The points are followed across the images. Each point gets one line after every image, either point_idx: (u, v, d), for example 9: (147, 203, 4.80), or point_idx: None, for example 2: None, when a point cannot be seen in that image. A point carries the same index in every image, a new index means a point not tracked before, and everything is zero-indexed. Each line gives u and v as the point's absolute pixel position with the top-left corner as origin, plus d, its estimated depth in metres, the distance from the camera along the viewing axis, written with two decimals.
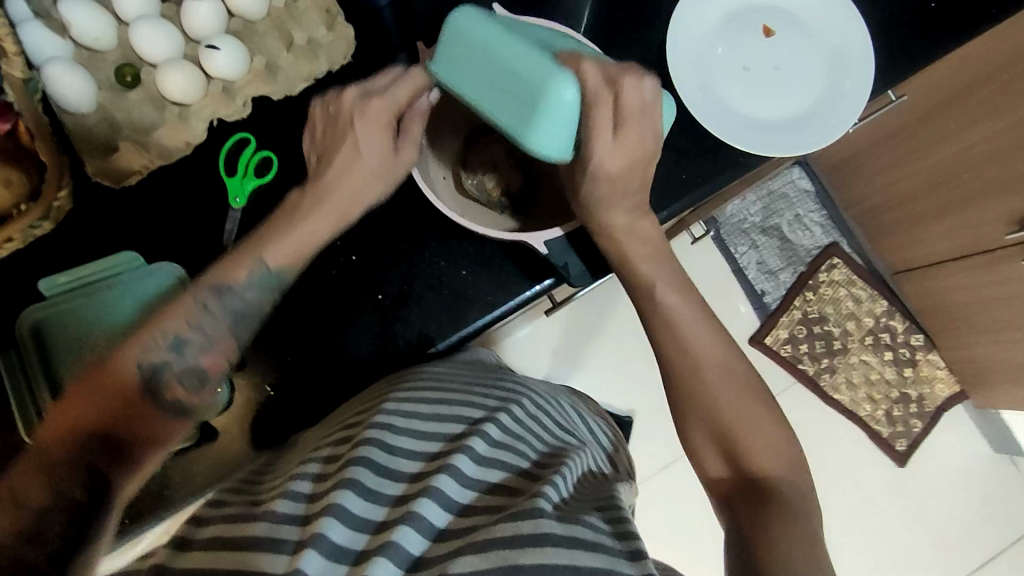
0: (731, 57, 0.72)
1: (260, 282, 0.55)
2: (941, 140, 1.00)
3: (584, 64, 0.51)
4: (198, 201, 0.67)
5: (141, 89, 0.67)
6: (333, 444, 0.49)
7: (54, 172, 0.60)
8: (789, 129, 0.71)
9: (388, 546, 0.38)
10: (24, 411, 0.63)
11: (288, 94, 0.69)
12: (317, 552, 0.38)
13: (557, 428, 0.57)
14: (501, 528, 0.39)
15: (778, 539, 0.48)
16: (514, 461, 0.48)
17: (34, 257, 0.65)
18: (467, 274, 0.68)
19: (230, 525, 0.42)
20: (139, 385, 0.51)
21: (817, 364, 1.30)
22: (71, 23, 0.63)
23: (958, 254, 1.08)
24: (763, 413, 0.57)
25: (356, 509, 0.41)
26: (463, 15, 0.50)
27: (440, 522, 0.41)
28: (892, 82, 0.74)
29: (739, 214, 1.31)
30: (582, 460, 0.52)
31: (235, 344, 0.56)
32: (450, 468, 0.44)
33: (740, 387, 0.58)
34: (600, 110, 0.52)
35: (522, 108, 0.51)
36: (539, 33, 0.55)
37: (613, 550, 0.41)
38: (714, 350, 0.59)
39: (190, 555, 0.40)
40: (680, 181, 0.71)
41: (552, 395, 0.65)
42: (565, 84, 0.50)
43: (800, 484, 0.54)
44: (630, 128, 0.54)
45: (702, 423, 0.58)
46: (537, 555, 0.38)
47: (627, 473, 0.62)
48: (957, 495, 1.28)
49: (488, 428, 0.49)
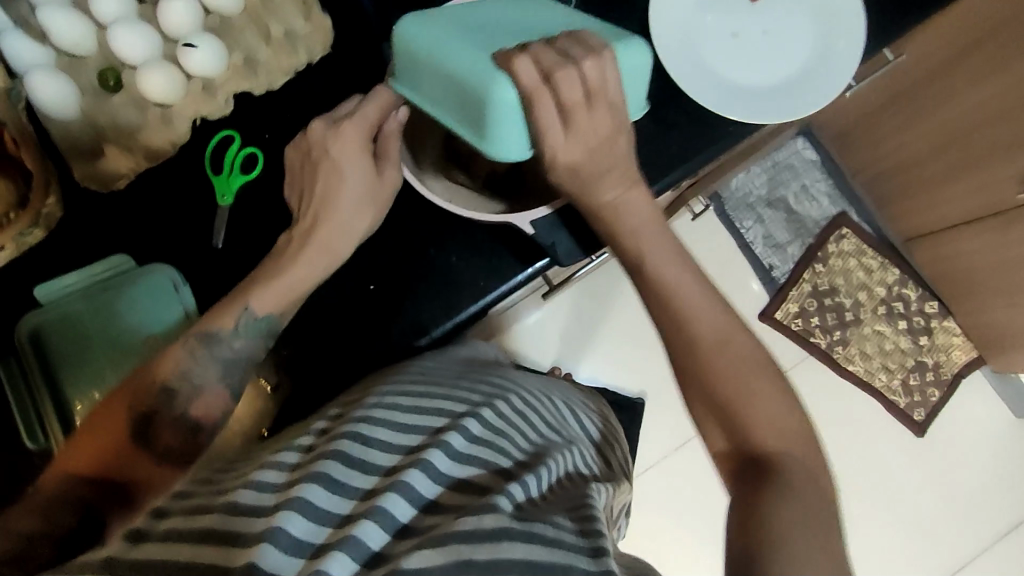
0: (719, 24, 0.71)
1: (251, 328, 0.58)
2: (948, 100, 0.97)
3: (517, 58, 0.51)
4: (188, 201, 0.68)
5: (124, 93, 0.67)
6: (311, 438, 0.50)
7: (40, 180, 0.60)
8: (782, 94, 0.69)
9: (347, 540, 0.38)
10: (24, 418, 0.64)
11: (269, 90, 0.69)
12: (273, 547, 0.37)
13: (540, 420, 0.58)
14: (462, 522, 0.40)
15: (775, 512, 0.48)
16: (491, 457, 0.48)
17: (30, 265, 0.66)
18: (457, 260, 0.68)
19: (188, 517, 0.41)
20: (136, 429, 0.54)
21: (829, 337, 1.27)
22: (49, 29, 0.63)
23: (970, 217, 1.06)
24: (764, 380, 0.56)
25: (320, 502, 0.41)
26: (405, 25, 0.55)
27: (405, 517, 0.41)
28: (886, 40, 0.72)
29: (743, 188, 1.29)
30: (561, 460, 0.53)
31: (229, 394, 0.58)
32: (423, 462, 0.45)
33: (738, 359, 0.56)
34: (542, 104, 0.52)
35: (470, 113, 0.54)
36: (493, 22, 0.57)
37: (574, 547, 0.42)
38: (706, 319, 0.57)
39: (143, 547, 0.39)
40: (670, 153, 0.70)
41: (542, 392, 0.66)
42: (495, 88, 0.51)
43: (802, 455, 0.53)
44: (580, 112, 0.54)
45: (702, 399, 0.57)
46: (492, 550, 0.39)
47: (621, 468, 0.67)
48: (980, 462, 1.27)
49: (468, 423, 0.50)
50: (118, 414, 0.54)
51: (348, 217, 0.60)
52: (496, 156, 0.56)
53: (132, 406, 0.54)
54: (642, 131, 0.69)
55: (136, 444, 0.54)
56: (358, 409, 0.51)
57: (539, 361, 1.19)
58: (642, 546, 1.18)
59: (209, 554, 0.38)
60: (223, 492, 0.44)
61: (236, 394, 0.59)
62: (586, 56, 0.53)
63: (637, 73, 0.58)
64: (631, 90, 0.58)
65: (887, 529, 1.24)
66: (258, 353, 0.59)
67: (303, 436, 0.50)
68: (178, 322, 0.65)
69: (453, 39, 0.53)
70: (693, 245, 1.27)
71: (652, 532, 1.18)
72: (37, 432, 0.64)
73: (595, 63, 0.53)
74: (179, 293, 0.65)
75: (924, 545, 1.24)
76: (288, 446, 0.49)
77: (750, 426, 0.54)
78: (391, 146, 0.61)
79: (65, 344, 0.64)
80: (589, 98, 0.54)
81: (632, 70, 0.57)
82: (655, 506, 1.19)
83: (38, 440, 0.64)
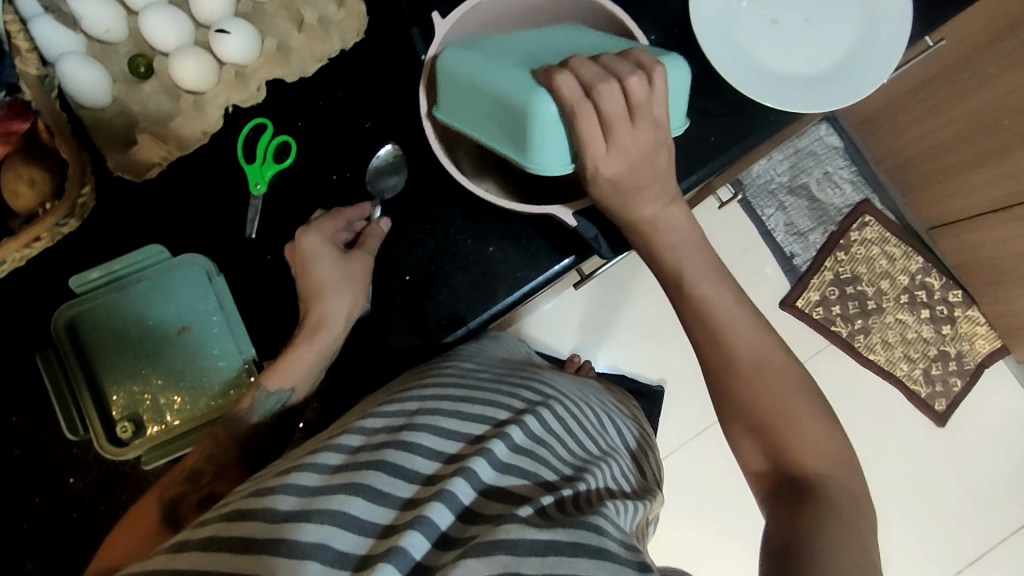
0: (759, 11, 0.69)
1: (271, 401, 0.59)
2: (978, 87, 0.95)
3: (561, 74, 0.50)
4: (221, 190, 0.67)
5: (155, 80, 0.66)
6: (355, 438, 0.48)
7: (77, 169, 0.59)
8: (823, 82, 0.68)
9: (394, 551, 0.38)
10: (67, 416, 0.64)
11: (302, 76, 0.68)
12: (316, 562, 0.37)
13: (579, 429, 0.57)
14: (505, 529, 0.40)
15: (818, 530, 0.46)
16: (531, 467, 0.48)
17: (67, 253, 0.66)
18: (494, 250, 0.67)
19: (226, 523, 0.40)
20: (163, 513, 0.52)
21: (851, 325, 1.27)
22: (80, 16, 0.62)
23: (996, 206, 1.04)
24: (801, 403, 0.54)
25: (362, 514, 0.40)
26: (448, 54, 0.55)
27: (447, 525, 0.41)
28: (929, 27, 0.70)
29: (766, 174, 1.29)
30: (599, 472, 0.52)
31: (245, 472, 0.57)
32: (466, 471, 0.44)
33: (773, 378, 0.55)
34: (585, 119, 0.51)
35: (510, 130, 0.53)
36: (535, 51, 0.57)
37: (621, 559, 0.42)
38: (738, 336, 0.57)
39: (184, 555, 0.39)
40: (708, 144, 0.68)
41: (578, 396, 0.64)
42: (542, 99, 0.50)
43: (845, 481, 0.51)
44: (623, 128, 0.53)
45: (736, 415, 0.56)
46: (538, 562, 0.39)
47: (655, 480, 0.65)
48: (1001, 453, 1.25)
49: (512, 431, 0.49)
50: (147, 509, 0.53)
51: (340, 294, 0.60)
52: (538, 173, 0.54)
53: (159, 496, 0.54)
54: None
55: (160, 527, 0.51)
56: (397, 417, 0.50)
57: (556, 348, 1.19)
58: (662, 534, 1.18)
59: (248, 564, 0.37)
60: (258, 493, 0.42)
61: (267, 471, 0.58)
62: (632, 72, 0.52)
63: (679, 90, 0.56)
64: (677, 98, 0.57)
65: (905, 520, 1.24)
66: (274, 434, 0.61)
67: (345, 434, 0.48)
68: (216, 314, 0.65)
69: (499, 63, 0.53)
70: (715, 231, 1.27)
71: (671, 519, 1.18)
72: (76, 424, 0.64)
73: (640, 79, 0.52)
74: (214, 283, 0.65)
75: (942, 535, 1.24)
76: (327, 443, 0.47)
77: (792, 448, 0.52)
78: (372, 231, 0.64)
79: (104, 338, 0.65)
80: (631, 112, 0.53)
81: (675, 90, 0.56)
82: (674, 495, 1.19)
83: (79, 433, 0.65)
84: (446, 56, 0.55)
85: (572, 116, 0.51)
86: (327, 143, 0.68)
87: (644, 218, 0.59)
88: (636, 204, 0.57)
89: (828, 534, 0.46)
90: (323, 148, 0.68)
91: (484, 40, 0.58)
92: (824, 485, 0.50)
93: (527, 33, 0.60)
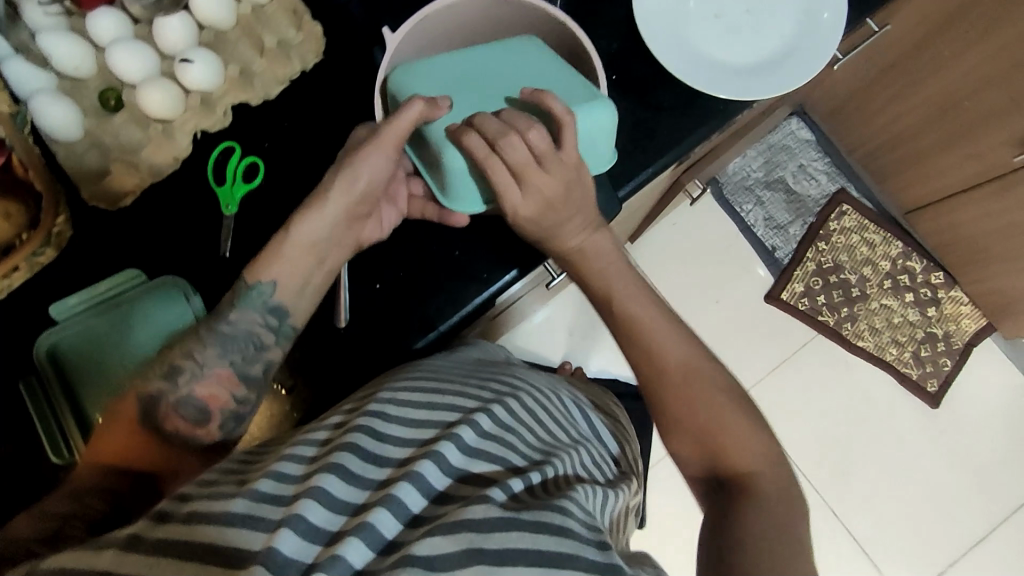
0: (702, 8, 0.72)
1: (258, 296, 0.56)
2: (933, 72, 0.98)
3: (468, 136, 0.53)
4: (193, 213, 0.69)
5: (125, 112, 0.69)
6: (325, 433, 0.49)
7: (50, 201, 0.62)
8: (770, 69, 0.70)
9: (362, 527, 0.39)
10: (54, 445, 0.63)
11: (266, 100, 0.71)
12: (292, 531, 0.38)
13: (549, 420, 0.58)
14: (470, 510, 0.41)
15: (746, 527, 0.48)
16: (499, 452, 0.49)
17: (44, 284, 0.68)
18: (459, 254, 0.69)
19: (210, 500, 0.41)
20: (141, 415, 0.53)
21: (838, 314, 1.28)
22: (50, 54, 0.65)
23: (966, 186, 1.06)
24: (728, 404, 0.56)
25: (336, 491, 0.41)
26: (396, 79, 0.60)
27: (416, 507, 0.42)
28: (869, 10, 0.72)
29: (741, 171, 1.31)
30: (567, 459, 0.53)
31: (234, 374, 0.55)
32: (434, 453, 0.45)
33: (702, 389, 0.56)
34: (496, 171, 0.54)
35: (437, 171, 0.59)
36: (478, 80, 0.60)
37: (582, 538, 0.43)
38: (668, 349, 0.58)
39: (167, 525, 0.39)
40: (662, 136, 0.70)
41: (550, 389, 0.65)
42: (452, 154, 0.56)
43: (780, 480, 0.52)
44: (532, 174, 0.54)
45: (676, 428, 0.57)
46: (502, 538, 0.40)
47: (630, 471, 0.66)
48: (998, 430, 1.25)
49: (480, 419, 0.50)
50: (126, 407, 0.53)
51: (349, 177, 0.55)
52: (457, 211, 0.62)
53: (137, 392, 0.54)
54: (633, 115, 0.70)
55: (146, 430, 0.53)
56: (368, 403, 0.51)
57: (546, 356, 1.21)
58: (664, 535, 1.18)
59: (231, 539, 0.38)
60: (242, 481, 0.43)
61: (248, 373, 0.56)
62: (531, 125, 0.54)
63: (602, 131, 0.59)
64: (596, 137, 0.59)
65: (909, 506, 1.23)
66: (256, 332, 0.56)
67: (315, 430, 0.49)
68: None
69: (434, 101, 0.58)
70: (692, 231, 1.30)
71: (666, 518, 1.18)
72: (60, 448, 0.63)
73: (540, 132, 0.53)
74: (191, 302, 0.65)
75: (948, 519, 1.23)
76: (306, 437, 0.49)
77: (727, 452, 0.54)
78: (366, 159, 0.55)
79: (83, 364, 0.64)
80: (539, 161, 0.54)
81: (598, 130, 0.59)
82: (668, 494, 1.19)
83: (64, 456, 0.62)
84: (394, 84, 0.60)
85: (502, 146, 0.53)
86: (294, 161, 0.70)
87: (576, 243, 0.60)
88: (553, 239, 0.59)
89: (753, 525, 0.48)
90: (291, 166, 0.70)
91: (433, 59, 0.61)
92: (761, 482, 0.52)
93: (476, 53, 0.61)
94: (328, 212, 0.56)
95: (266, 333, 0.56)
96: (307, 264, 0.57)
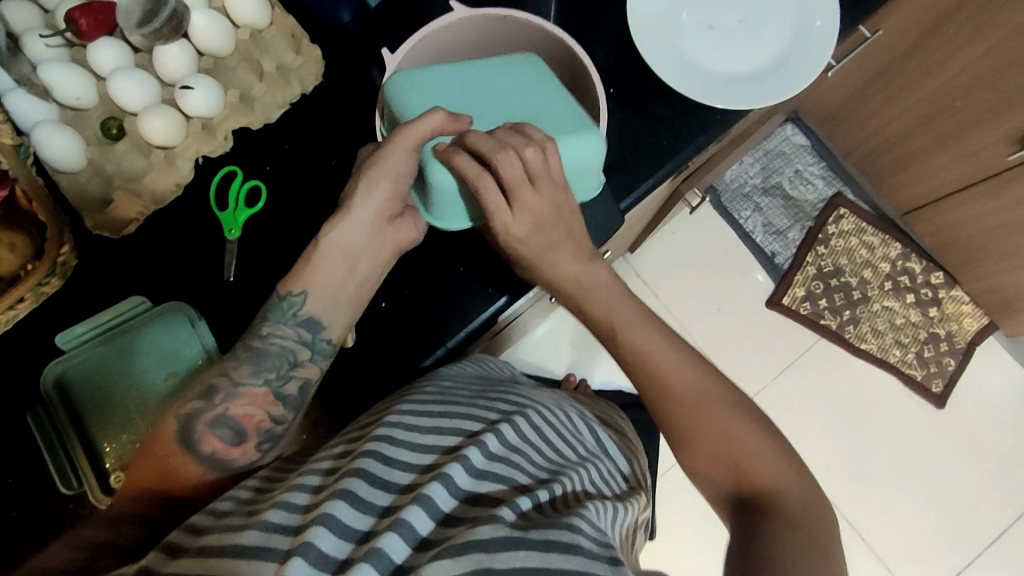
0: (696, 20, 0.73)
1: (291, 312, 0.56)
2: (924, 74, 0.99)
3: (456, 156, 0.53)
4: (196, 238, 0.69)
5: (127, 139, 0.69)
6: (329, 462, 0.49)
7: (54, 229, 0.62)
8: (765, 77, 0.71)
9: (373, 553, 0.39)
10: (62, 474, 0.63)
11: (266, 123, 0.72)
12: (303, 560, 0.38)
13: (556, 437, 0.58)
14: (479, 530, 0.41)
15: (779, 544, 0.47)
16: (506, 472, 0.49)
17: (48, 315, 0.67)
18: (464, 270, 0.69)
19: (218, 535, 0.42)
20: (179, 434, 0.53)
21: (840, 317, 1.28)
22: (52, 85, 0.66)
23: (961, 185, 1.07)
24: (737, 417, 0.56)
25: (346, 518, 0.41)
26: (393, 83, 0.60)
27: (425, 529, 0.42)
28: (861, 17, 0.73)
29: (738, 178, 1.32)
30: (575, 476, 0.53)
31: (270, 393, 0.55)
32: (442, 476, 0.45)
33: (713, 402, 0.57)
34: (488, 190, 0.54)
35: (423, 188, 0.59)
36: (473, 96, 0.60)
37: (591, 553, 0.43)
38: (676, 366, 0.58)
39: (179, 560, 0.41)
40: (660, 147, 0.71)
41: (556, 406, 0.65)
42: (440, 173, 0.56)
43: (798, 493, 0.52)
44: (525, 193, 0.55)
45: (691, 449, 0.57)
46: (511, 558, 0.40)
47: (638, 485, 0.65)
48: (1005, 428, 1.25)
49: (488, 439, 0.50)
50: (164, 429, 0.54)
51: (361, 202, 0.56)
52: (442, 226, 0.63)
53: (175, 412, 0.54)
54: (631, 127, 0.71)
55: (182, 450, 0.53)
56: (374, 428, 0.51)
57: (551, 369, 1.21)
58: (675, 545, 1.17)
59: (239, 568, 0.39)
60: (251, 513, 0.43)
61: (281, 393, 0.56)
62: (526, 143, 0.54)
63: (587, 164, 0.59)
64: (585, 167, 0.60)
65: (920, 507, 1.22)
66: (294, 350, 0.56)
67: (317, 460, 0.49)
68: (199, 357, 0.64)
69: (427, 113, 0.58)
70: (692, 238, 1.31)
71: (676, 528, 1.18)
72: (70, 478, 0.63)
73: (535, 150, 0.53)
74: (196, 327, 0.64)
75: (960, 520, 1.22)
76: (312, 466, 0.49)
77: (748, 469, 0.54)
78: (370, 183, 0.55)
79: (91, 392, 0.64)
80: (531, 179, 0.55)
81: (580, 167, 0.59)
82: (678, 504, 1.18)
83: (73, 485, 0.63)
84: (390, 88, 0.60)
85: (497, 160, 0.53)
86: (295, 182, 0.71)
87: (582, 254, 0.61)
88: (555, 253, 0.60)
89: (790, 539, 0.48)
90: (293, 188, 0.70)
91: (432, 68, 0.61)
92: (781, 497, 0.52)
93: (478, 66, 0.61)
94: (347, 233, 0.56)
95: (301, 348, 0.57)
96: (338, 272, 0.57)
